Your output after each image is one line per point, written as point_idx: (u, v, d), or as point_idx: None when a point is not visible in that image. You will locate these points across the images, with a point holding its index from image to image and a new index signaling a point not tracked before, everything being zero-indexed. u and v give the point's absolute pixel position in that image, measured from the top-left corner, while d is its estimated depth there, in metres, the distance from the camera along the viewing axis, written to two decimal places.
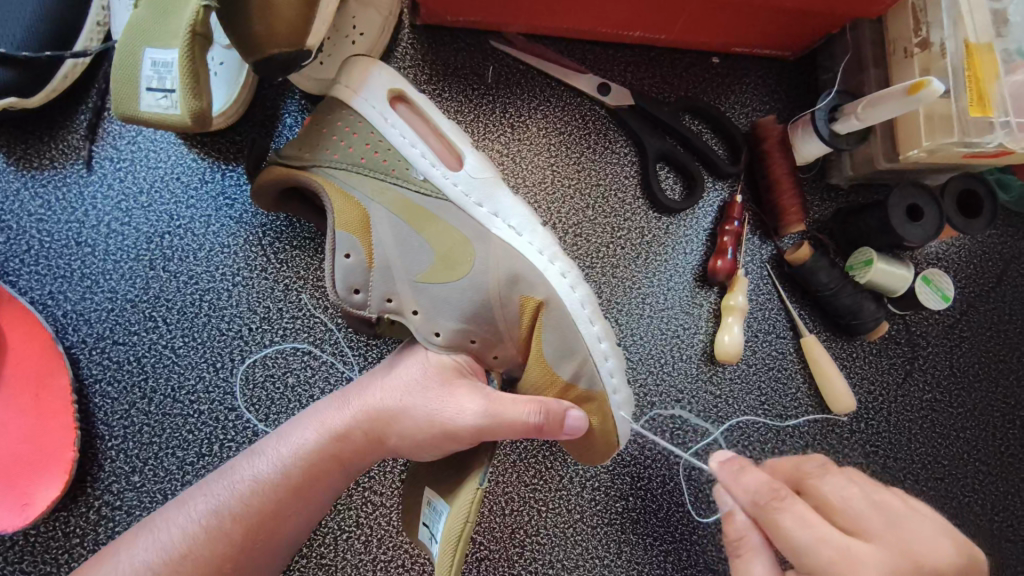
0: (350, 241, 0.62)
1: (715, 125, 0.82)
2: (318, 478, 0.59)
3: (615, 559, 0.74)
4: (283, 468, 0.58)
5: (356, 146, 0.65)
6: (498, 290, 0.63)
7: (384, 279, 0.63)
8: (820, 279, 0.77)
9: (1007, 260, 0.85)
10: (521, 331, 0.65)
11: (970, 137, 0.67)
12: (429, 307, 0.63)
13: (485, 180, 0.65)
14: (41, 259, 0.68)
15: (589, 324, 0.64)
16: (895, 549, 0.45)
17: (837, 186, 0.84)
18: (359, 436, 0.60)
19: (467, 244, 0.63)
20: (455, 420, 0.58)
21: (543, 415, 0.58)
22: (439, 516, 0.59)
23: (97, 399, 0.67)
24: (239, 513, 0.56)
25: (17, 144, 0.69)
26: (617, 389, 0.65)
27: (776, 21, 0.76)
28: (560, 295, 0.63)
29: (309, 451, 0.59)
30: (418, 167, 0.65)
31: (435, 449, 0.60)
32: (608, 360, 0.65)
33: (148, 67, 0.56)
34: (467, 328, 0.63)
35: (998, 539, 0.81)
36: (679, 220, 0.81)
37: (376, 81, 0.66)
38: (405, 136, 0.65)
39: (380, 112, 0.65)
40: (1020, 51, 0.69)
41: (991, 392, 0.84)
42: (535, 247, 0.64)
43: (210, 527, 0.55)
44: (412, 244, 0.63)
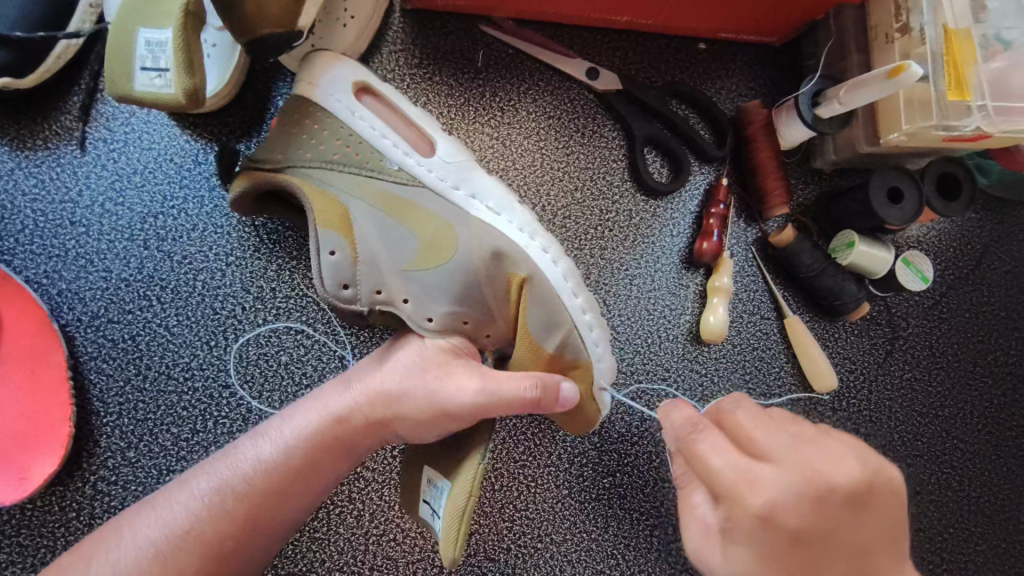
0: (334, 239, 0.63)
1: (702, 110, 0.83)
2: (321, 458, 0.60)
3: (602, 533, 0.76)
4: (288, 448, 0.59)
5: (327, 143, 0.65)
6: (484, 268, 0.64)
7: (372, 272, 0.64)
8: (803, 260, 0.79)
9: (985, 243, 0.87)
10: (509, 308, 0.66)
11: (948, 121, 0.69)
12: (419, 295, 0.65)
13: (460, 163, 0.67)
14: (36, 239, 0.69)
15: (572, 296, 0.65)
16: (798, 466, 0.44)
17: (821, 169, 0.86)
18: (361, 417, 0.61)
19: (450, 228, 0.64)
20: (453, 399, 0.59)
21: (539, 391, 0.60)
22: (439, 493, 0.61)
23: (92, 375, 0.68)
24: (242, 493, 0.57)
25: (11, 124, 0.70)
26: (602, 358, 0.67)
27: (761, 7, 0.77)
28: (542, 268, 0.64)
29: (311, 433, 0.60)
30: (392, 157, 0.65)
31: (434, 428, 0.61)
32: (592, 331, 0.66)
33: (143, 47, 0.57)
34: (459, 311, 0.65)
35: (973, 514, 0.84)
36: (666, 204, 0.83)
37: (340, 74, 0.67)
38: (374, 127, 0.66)
39: (347, 107, 0.66)
40: (998, 37, 0.71)
41: (969, 371, 0.86)
42: (515, 225, 0.66)
43: (215, 504, 0.57)
44: (396, 235, 0.64)
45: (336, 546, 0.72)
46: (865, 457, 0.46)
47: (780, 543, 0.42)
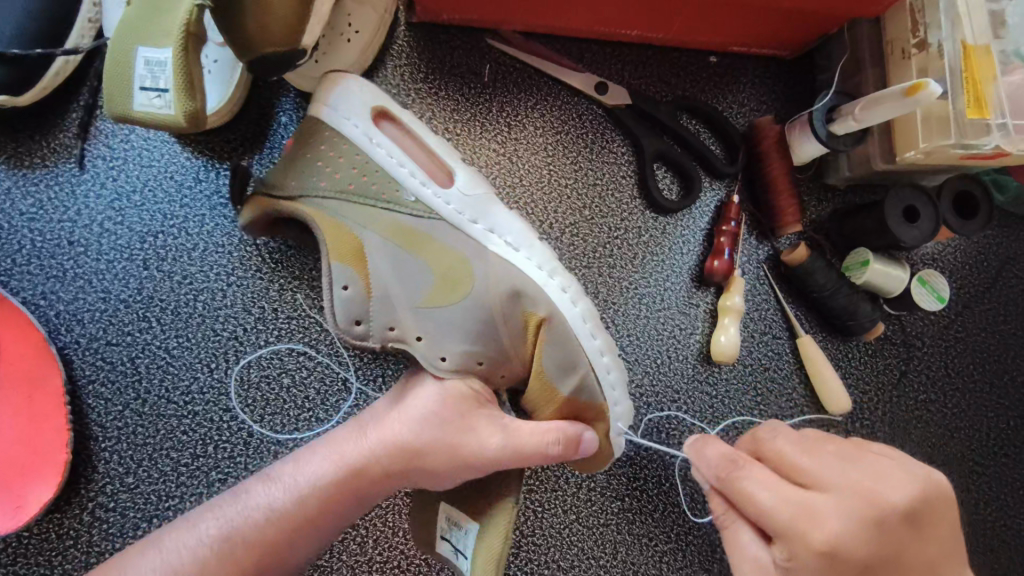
0: (347, 273, 0.63)
1: (713, 125, 0.81)
2: (330, 509, 0.59)
3: (611, 560, 0.74)
4: (299, 498, 0.58)
5: (343, 171, 0.64)
6: (501, 307, 0.62)
7: (385, 307, 0.64)
8: (816, 280, 0.77)
9: (1002, 260, 0.85)
10: (526, 349, 0.64)
11: (966, 139, 0.67)
12: (433, 333, 0.63)
13: (479, 197, 0.64)
14: (33, 259, 0.68)
15: (591, 338, 0.64)
16: (846, 494, 0.49)
17: (834, 186, 0.84)
18: (376, 469, 0.60)
19: (466, 263, 0.63)
20: (476, 450, 0.59)
21: (562, 445, 0.60)
22: (467, 534, 0.62)
23: (90, 399, 0.67)
24: (252, 540, 0.56)
25: (8, 142, 0.69)
26: (619, 401, 0.66)
27: (774, 20, 0.75)
28: (562, 310, 0.63)
29: (325, 483, 0.59)
30: (408, 188, 0.64)
31: (454, 477, 0.60)
32: (611, 371, 0.65)
33: (142, 66, 0.55)
34: (474, 351, 0.63)
35: (990, 539, 0.82)
36: (676, 221, 0.81)
37: (359, 98, 0.65)
38: (393, 156, 0.64)
39: (364, 132, 0.64)
40: (1018, 52, 0.69)
41: (986, 392, 0.84)
42: (534, 263, 0.64)
43: (221, 552, 0.56)
44: (410, 268, 0.63)
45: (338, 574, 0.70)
46: (896, 484, 0.50)
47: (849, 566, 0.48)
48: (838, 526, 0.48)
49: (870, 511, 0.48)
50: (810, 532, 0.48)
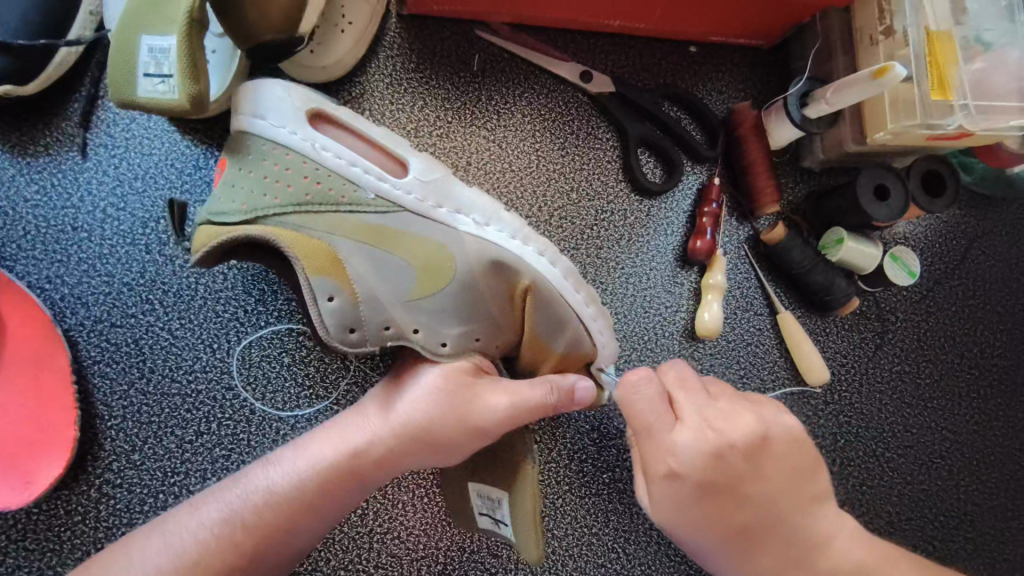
0: (328, 283, 0.62)
1: (693, 111, 0.85)
2: (334, 490, 0.61)
3: (603, 528, 0.77)
4: (299, 480, 0.60)
5: (295, 181, 0.63)
6: (485, 280, 0.65)
7: (375, 310, 0.64)
8: (794, 257, 0.81)
9: (970, 238, 0.89)
10: (514, 315, 0.68)
11: (931, 120, 0.71)
12: (428, 322, 0.65)
13: (437, 180, 0.66)
14: (38, 244, 0.70)
15: (574, 293, 0.68)
16: (698, 427, 0.56)
17: (810, 168, 0.87)
18: (379, 450, 0.62)
19: (442, 250, 0.65)
20: (486, 417, 0.62)
21: (556, 395, 0.64)
22: (500, 504, 0.66)
23: (96, 380, 0.69)
24: (251, 523, 0.58)
25: (12, 131, 0.71)
26: (608, 344, 0.71)
27: (749, 10, 0.79)
28: (544, 274, 0.66)
29: (327, 465, 0.61)
30: (365, 185, 0.64)
31: (465, 447, 0.63)
32: (598, 320, 0.69)
33: (145, 53, 0.57)
34: (469, 329, 0.66)
35: (963, 503, 0.86)
36: (661, 203, 0.84)
37: (286, 104, 0.64)
38: (340, 156, 0.64)
39: (305, 138, 0.64)
40: (978, 38, 0.73)
41: (957, 364, 0.88)
42: (507, 234, 0.66)
43: (222, 535, 0.58)
44: (390, 268, 0.64)
45: (341, 545, 0.72)
46: (761, 418, 0.57)
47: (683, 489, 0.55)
48: (678, 450, 0.55)
49: (708, 445, 0.55)
50: (654, 450, 0.56)
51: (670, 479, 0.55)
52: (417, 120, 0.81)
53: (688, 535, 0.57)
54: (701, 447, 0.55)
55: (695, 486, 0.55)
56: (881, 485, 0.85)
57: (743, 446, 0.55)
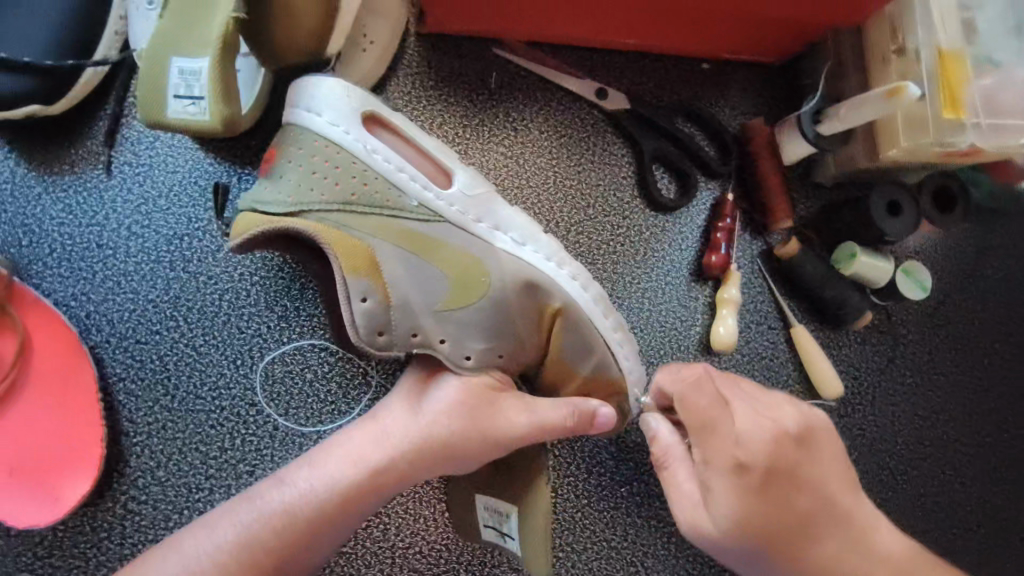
0: (363, 285, 0.63)
1: (706, 127, 0.86)
2: (352, 506, 0.61)
3: (621, 541, 0.78)
4: (317, 501, 0.60)
5: (343, 182, 0.64)
6: (516, 300, 0.67)
7: (406, 316, 0.65)
8: (808, 271, 0.82)
9: (980, 252, 0.91)
10: (540, 338, 0.69)
11: (944, 138, 0.73)
12: (455, 334, 0.66)
13: (479, 195, 0.68)
14: (64, 262, 0.70)
15: (603, 319, 0.69)
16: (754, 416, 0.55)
17: (822, 184, 0.89)
18: (398, 466, 0.63)
19: (478, 263, 0.66)
20: (506, 432, 0.64)
21: (576, 418, 0.64)
22: (509, 517, 0.67)
23: (121, 396, 0.69)
24: (272, 545, 0.59)
25: (38, 149, 0.71)
26: (632, 371, 0.71)
27: (762, 29, 0.80)
28: (575, 299, 0.67)
29: (344, 484, 0.61)
30: (411, 192, 0.66)
31: (483, 458, 0.65)
32: (623, 348, 0.70)
33: (176, 75, 0.58)
34: (494, 345, 0.67)
35: (976, 515, 0.87)
36: (676, 218, 0.85)
37: (343, 104, 0.65)
38: (390, 161, 0.66)
39: (358, 138, 0.65)
40: (989, 57, 0.74)
41: (968, 376, 0.89)
42: (541, 255, 0.68)
43: (243, 558, 0.58)
44: (424, 275, 0.65)
45: (363, 560, 0.73)
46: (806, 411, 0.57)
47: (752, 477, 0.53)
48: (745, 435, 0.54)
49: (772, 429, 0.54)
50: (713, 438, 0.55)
51: (740, 469, 0.53)
52: (436, 136, 0.82)
53: (745, 542, 0.53)
54: (761, 434, 0.54)
55: (765, 474, 0.53)
56: (895, 497, 0.86)
57: (800, 432, 0.55)
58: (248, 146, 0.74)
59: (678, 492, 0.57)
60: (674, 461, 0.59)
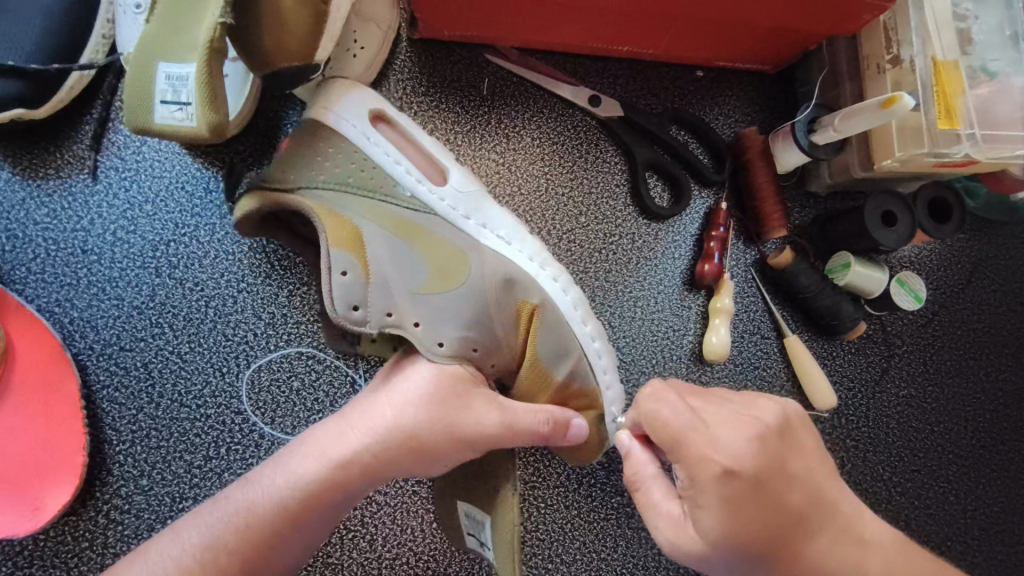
0: (345, 258, 0.63)
1: (701, 135, 0.85)
2: (315, 504, 0.59)
3: (612, 553, 0.77)
4: (281, 498, 0.58)
5: (341, 166, 0.66)
6: (495, 295, 0.66)
7: (383, 294, 0.64)
8: (801, 282, 0.81)
9: (975, 262, 0.90)
10: (517, 340, 0.68)
11: (938, 149, 0.72)
12: (430, 319, 0.65)
13: (471, 193, 0.68)
14: (48, 268, 0.69)
15: (582, 324, 0.68)
16: (738, 423, 0.52)
17: (816, 193, 0.88)
18: (363, 459, 0.60)
19: (462, 254, 0.66)
20: (478, 430, 0.61)
21: (551, 425, 0.63)
22: (484, 527, 0.64)
23: (104, 404, 0.69)
24: (236, 547, 0.56)
25: (23, 154, 0.71)
26: (610, 385, 0.71)
27: (756, 37, 0.80)
28: (554, 300, 0.67)
29: (309, 481, 0.59)
30: (405, 185, 0.67)
31: (455, 457, 0.62)
32: (602, 357, 0.70)
33: (163, 81, 0.58)
34: (469, 336, 0.66)
35: (970, 527, 0.86)
36: (668, 227, 0.85)
37: (355, 101, 0.68)
38: (390, 154, 0.68)
39: (361, 130, 0.67)
40: (984, 68, 0.74)
41: (962, 387, 0.88)
42: (525, 254, 0.68)
43: (204, 562, 0.55)
44: (408, 259, 0.65)
45: (349, 570, 0.72)
46: (786, 405, 0.54)
47: (742, 488, 0.49)
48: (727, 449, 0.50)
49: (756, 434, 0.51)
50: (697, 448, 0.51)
51: (727, 478, 0.50)
52: None
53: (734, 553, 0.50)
54: (747, 437, 0.51)
55: (753, 482, 0.50)
56: (889, 510, 0.85)
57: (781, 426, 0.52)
58: (237, 152, 0.73)
59: (658, 509, 0.55)
60: (645, 481, 0.57)
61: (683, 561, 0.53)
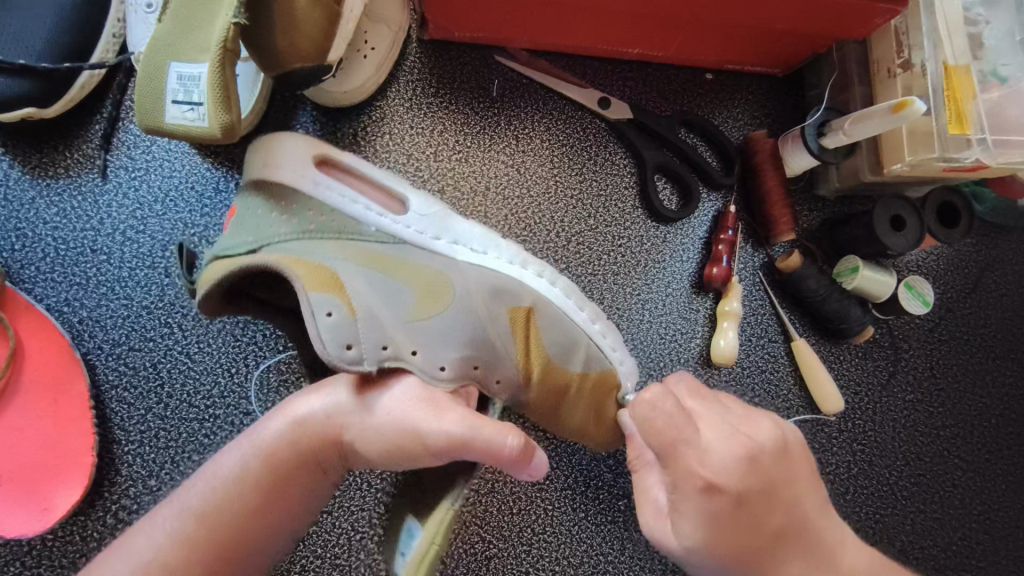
0: (328, 299, 0.59)
1: (710, 139, 0.85)
2: (282, 471, 0.59)
3: (618, 556, 0.77)
4: (245, 461, 0.58)
5: (299, 216, 0.64)
6: (484, 305, 0.66)
7: (371, 330, 0.61)
8: (810, 285, 0.81)
9: (982, 267, 0.90)
10: (515, 346, 0.68)
11: (949, 154, 0.72)
12: (427, 344, 0.65)
13: (436, 213, 0.67)
14: (57, 267, 0.69)
15: (579, 311, 0.69)
16: (731, 437, 0.53)
17: (824, 196, 0.88)
18: (322, 421, 0.60)
19: (441, 276, 0.66)
20: (437, 431, 0.57)
21: (521, 444, 0.57)
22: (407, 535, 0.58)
23: (113, 404, 0.68)
24: (201, 514, 0.56)
25: (32, 153, 0.70)
26: (623, 361, 0.70)
27: (767, 40, 0.80)
28: (544, 295, 0.68)
29: (271, 443, 0.59)
30: (368, 220, 0.65)
31: (419, 458, 0.58)
32: (606, 337, 0.70)
33: (175, 81, 0.57)
34: (469, 353, 0.66)
35: (975, 532, 0.86)
36: (677, 230, 0.85)
37: (293, 149, 0.64)
38: (344, 195, 0.65)
39: (308, 177, 0.64)
40: (995, 72, 0.74)
41: (968, 392, 0.88)
42: (505, 259, 0.68)
43: (174, 531, 0.55)
44: (389, 292, 0.64)
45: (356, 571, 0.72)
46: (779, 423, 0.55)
47: (722, 502, 0.51)
48: (715, 460, 0.52)
49: (747, 449, 0.52)
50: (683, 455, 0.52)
51: (709, 493, 0.51)
52: (437, 144, 0.81)
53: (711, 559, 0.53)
54: (735, 452, 0.52)
55: (736, 500, 0.51)
56: (895, 514, 0.85)
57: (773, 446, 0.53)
58: (247, 151, 0.73)
59: (649, 498, 0.59)
60: (643, 467, 0.61)
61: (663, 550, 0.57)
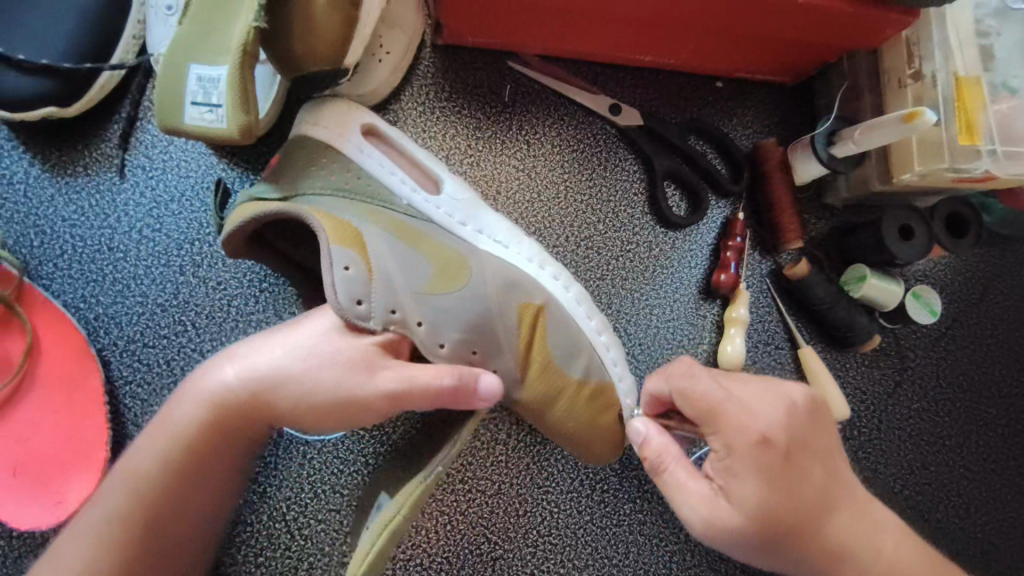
0: (347, 254, 0.62)
1: (720, 146, 0.86)
2: (202, 450, 0.61)
3: (623, 560, 0.77)
4: (167, 448, 0.60)
5: (338, 175, 0.67)
6: (496, 299, 0.67)
7: (385, 292, 0.64)
8: (817, 293, 0.81)
9: (989, 278, 0.90)
10: (517, 340, 0.68)
11: (958, 165, 0.73)
12: (433, 320, 0.65)
13: (467, 200, 0.70)
14: (74, 264, 0.71)
15: (588, 319, 0.70)
16: (772, 402, 0.56)
17: (833, 205, 0.89)
18: (240, 396, 0.61)
19: (463, 259, 0.67)
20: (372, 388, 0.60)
21: (456, 379, 0.60)
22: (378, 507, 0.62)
23: (127, 400, 0.69)
24: (137, 503, 0.59)
25: (52, 151, 0.72)
26: (622, 377, 0.70)
27: (777, 49, 0.80)
28: (557, 299, 0.68)
29: (192, 427, 0.61)
30: (401, 193, 0.68)
31: (341, 415, 0.62)
32: (611, 350, 0.70)
33: (194, 82, 0.58)
34: (469, 338, 0.67)
35: (980, 541, 0.86)
36: (686, 236, 0.85)
37: (350, 118, 0.69)
38: (383, 165, 0.68)
39: (354, 143, 0.68)
40: (1005, 85, 0.74)
41: (974, 402, 0.89)
42: (525, 256, 0.69)
43: (113, 520, 0.58)
44: (410, 261, 0.65)
45: None
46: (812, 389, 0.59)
47: (774, 460, 0.54)
48: (763, 425, 0.54)
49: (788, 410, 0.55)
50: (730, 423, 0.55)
51: (762, 449, 0.54)
52: (449, 148, 0.82)
53: (761, 527, 0.54)
54: (778, 411, 0.55)
55: (786, 455, 0.54)
56: None
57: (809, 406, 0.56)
58: (262, 152, 0.74)
59: (687, 489, 0.57)
60: (670, 461, 0.58)
61: (709, 536, 0.56)
